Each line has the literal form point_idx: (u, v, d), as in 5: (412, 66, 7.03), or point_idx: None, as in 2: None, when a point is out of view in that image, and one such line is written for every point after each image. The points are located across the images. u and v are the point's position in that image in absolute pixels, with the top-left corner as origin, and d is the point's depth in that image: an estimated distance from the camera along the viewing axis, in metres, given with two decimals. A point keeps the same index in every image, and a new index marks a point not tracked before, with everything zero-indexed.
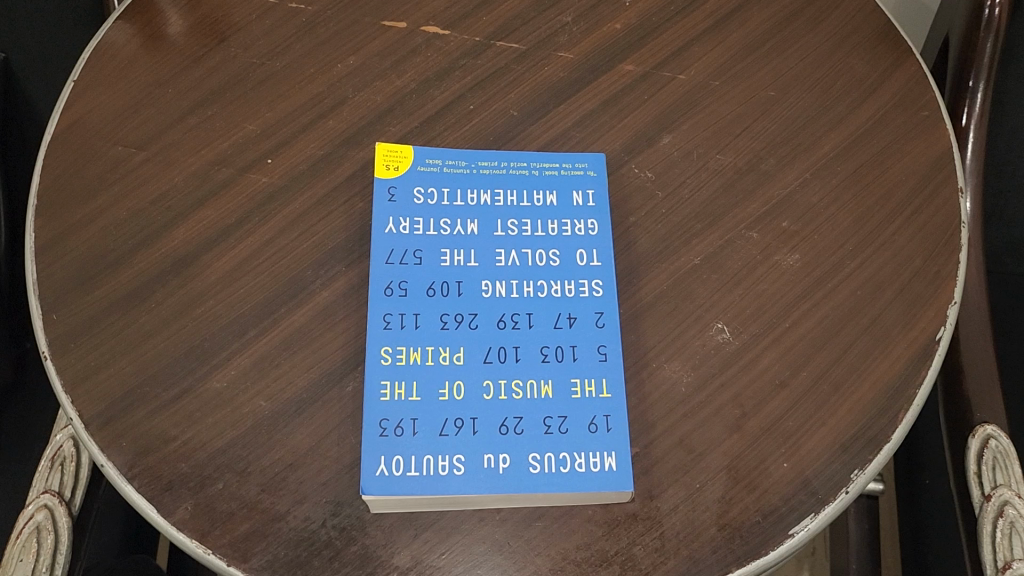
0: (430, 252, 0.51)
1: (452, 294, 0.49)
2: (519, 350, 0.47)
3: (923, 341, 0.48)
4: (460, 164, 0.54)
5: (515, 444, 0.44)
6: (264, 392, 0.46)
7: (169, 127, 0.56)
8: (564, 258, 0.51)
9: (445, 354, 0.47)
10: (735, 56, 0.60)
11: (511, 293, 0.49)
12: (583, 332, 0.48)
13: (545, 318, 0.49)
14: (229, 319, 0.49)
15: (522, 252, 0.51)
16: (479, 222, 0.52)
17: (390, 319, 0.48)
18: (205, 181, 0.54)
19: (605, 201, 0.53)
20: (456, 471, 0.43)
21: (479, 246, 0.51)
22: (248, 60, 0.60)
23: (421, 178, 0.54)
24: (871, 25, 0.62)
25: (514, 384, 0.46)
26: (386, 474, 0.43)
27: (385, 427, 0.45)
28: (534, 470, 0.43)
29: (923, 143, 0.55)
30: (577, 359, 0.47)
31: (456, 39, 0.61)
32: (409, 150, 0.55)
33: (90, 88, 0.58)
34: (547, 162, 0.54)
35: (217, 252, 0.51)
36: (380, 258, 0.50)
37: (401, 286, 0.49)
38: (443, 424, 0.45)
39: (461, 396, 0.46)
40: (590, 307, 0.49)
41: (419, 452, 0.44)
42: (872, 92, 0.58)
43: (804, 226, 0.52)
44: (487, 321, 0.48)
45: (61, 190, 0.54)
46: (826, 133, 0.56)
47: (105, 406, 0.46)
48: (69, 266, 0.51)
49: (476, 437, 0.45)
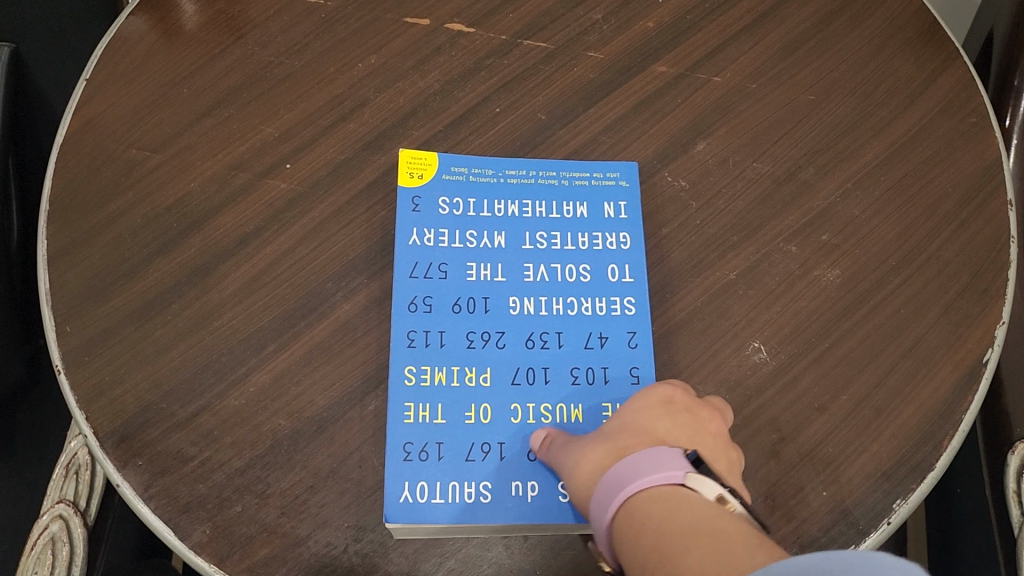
0: (456, 266, 0.49)
1: (479, 311, 0.47)
2: (549, 371, 0.46)
3: (969, 364, 0.46)
4: (487, 173, 0.52)
5: (543, 471, 0.43)
6: (283, 411, 0.45)
7: (185, 129, 0.54)
8: (595, 274, 0.49)
9: (471, 374, 0.46)
10: (773, 56, 0.57)
11: (540, 310, 0.48)
12: (615, 353, 0.46)
13: (575, 337, 0.47)
14: (247, 333, 0.47)
15: (552, 267, 0.49)
16: (507, 234, 0.50)
17: (415, 337, 0.46)
18: (222, 185, 0.52)
19: (638, 212, 0.51)
20: (482, 498, 0.42)
21: (507, 260, 0.49)
22: (266, 59, 0.58)
23: (447, 187, 0.52)
24: (917, 22, 0.59)
25: (543, 407, 0.45)
26: (410, 501, 0.42)
27: (409, 450, 0.43)
28: (563, 500, 0.42)
29: (970, 152, 0.53)
30: (609, 380, 0.45)
31: (482, 38, 0.58)
32: (434, 158, 0.53)
33: (103, 86, 0.56)
34: (577, 171, 0.52)
35: (234, 262, 0.50)
36: (404, 272, 0.48)
37: (427, 302, 0.48)
38: (469, 448, 0.44)
39: (488, 419, 0.44)
40: (623, 326, 0.47)
41: (444, 478, 0.43)
42: (917, 96, 0.55)
43: (845, 239, 0.50)
44: (515, 341, 0.47)
45: (74, 195, 0.52)
46: (869, 140, 0.53)
47: (121, 424, 0.45)
48: (82, 275, 0.49)
49: (504, 463, 0.43)
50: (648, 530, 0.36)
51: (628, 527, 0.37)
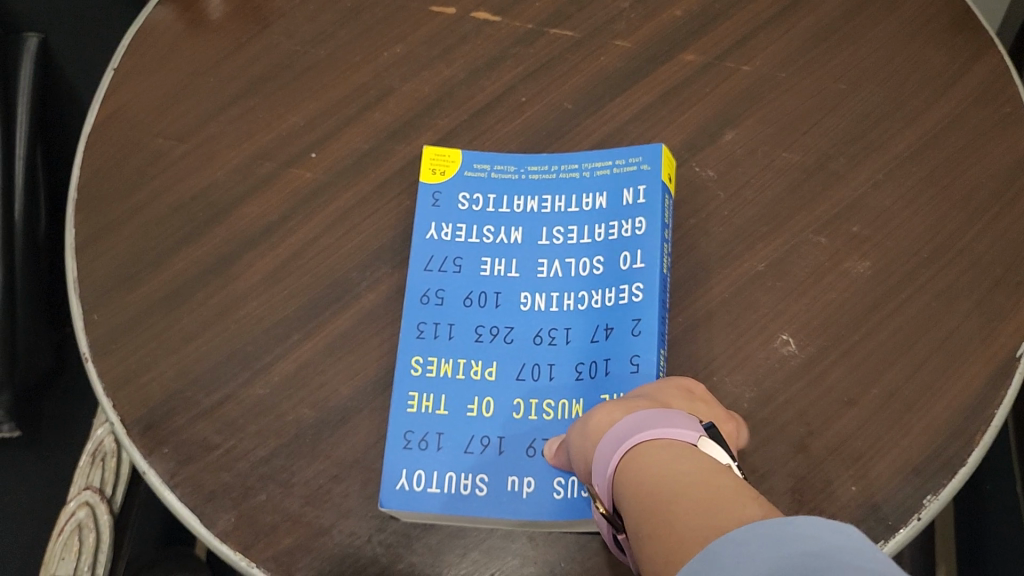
0: (470, 261, 0.48)
1: (490, 305, 0.47)
2: (554, 367, 0.45)
3: (1001, 360, 0.45)
4: (509, 168, 0.51)
5: (541, 466, 0.42)
6: (307, 400, 0.45)
7: (210, 118, 0.55)
8: (607, 265, 0.47)
9: (477, 368, 0.45)
10: (803, 45, 0.56)
11: (550, 305, 0.47)
12: (619, 345, 0.45)
13: (583, 332, 0.46)
14: (272, 322, 0.47)
15: (566, 262, 0.48)
16: (523, 230, 0.49)
17: (424, 329, 0.46)
18: (248, 175, 0.52)
19: (657, 197, 0.48)
20: (478, 491, 0.42)
21: (522, 256, 0.48)
22: (292, 48, 0.58)
23: (467, 184, 0.51)
24: (951, 9, 0.58)
25: (545, 403, 0.44)
26: (405, 489, 0.42)
27: (409, 439, 0.43)
28: (557, 496, 0.42)
29: (1006, 141, 0.51)
30: (611, 373, 0.44)
31: (508, 26, 0.58)
32: (457, 154, 0.52)
33: (130, 75, 0.56)
34: (600, 161, 0.50)
35: (259, 251, 0.50)
36: (419, 265, 0.48)
37: (439, 295, 0.47)
38: (469, 441, 0.43)
39: (490, 412, 0.44)
40: (629, 314, 0.45)
41: (441, 469, 0.43)
42: (950, 85, 0.54)
43: (875, 231, 0.49)
44: (523, 336, 0.46)
45: (101, 183, 0.52)
46: (901, 130, 0.52)
47: (147, 412, 0.45)
48: (109, 264, 0.50)
49: (501, 457, 0.43)
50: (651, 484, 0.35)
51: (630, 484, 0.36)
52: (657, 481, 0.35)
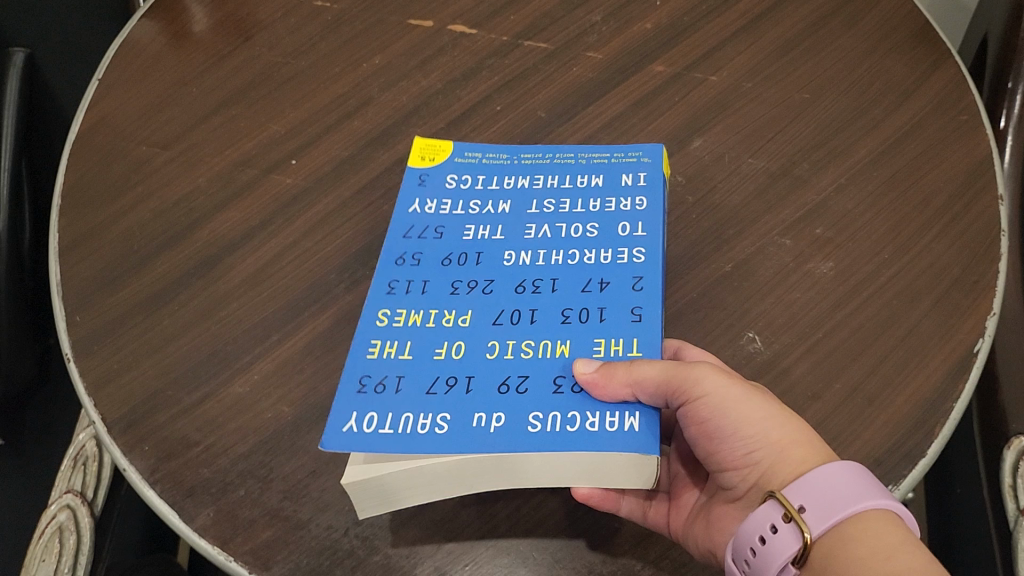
0: (453, 229, 0.49)
1: (469, 263, 0.47)
2: (536, 312, 0.44)
3: (962, 352, 0.45)
4: (501, 158, 0.53)
5: (512, 402, 0.40)
6: (286, 398, 0.45)
7: (193, 127, 0.57)
8: (603, 230, 0.48)
9: (449, 316, 0.45)
10: (767, 57, 0.59)
11: (536, 261, 0.47)
12: (615, 295, 0.44)
13: (572, 282, 0.45)
14: (252, 323, 0.48)
15: (556, 226, 0.49)
16: (513, 202, 0.50)
17: (395, 285, 0.47)
18: (230, 181, 0.54)
19: (658, 183, 0.50)
20: (437, 429, 0.40)
21: (509, 223, 0.49)
22: (273, 59, 0.61)
23: (458, 168, 0.52)
24: (908, 25, 0.60)
25: (523, 344, 0.43)
26: (354, 431, 0.40)
27: (365, 383, 0.42)
28: (533, 429, 0.39)
29: (960, 148, 0.53)
30: (605, 319, 0.43)
31: (483, 39, 0.61)
32: (449, 145, 0.54)
33: (114, 87, 0.59)
34: (597, 153, 0.52)
35: (241, 254, 0.51)
36: (399, 233, 0.49)
37: (415, 257, 0.48)
38: (433, 382, 0.42)
39: (459, 355, 0.43)
40: (628, 272, 0.45)
41: (398, 411, 0.41)
42: (908, 95, 0.56)
43: (838, 233, 0.50)
44: (503, 288, 0.46)
45: (85, 189, 0.54)
46: (862, 137, 0.54)
47: (128, 410, 0.46)
48: (92, 267, 0.51)
49: (470, 395, 0.41)
50: (886, 560, 0.36)
51: (854, 545, 0.36)
52: (893, 560, 0.36)
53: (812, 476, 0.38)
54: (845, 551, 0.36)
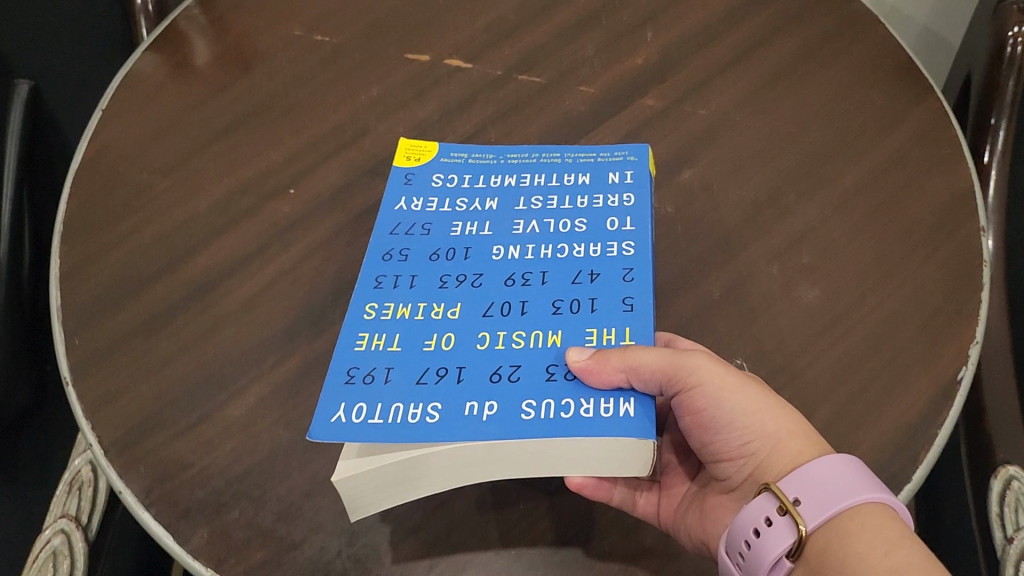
0: (441, 226, 0.51)
1: (458, 259, 0.49)
2: (527, 304, 0.46)
3: (945, 378, 0.46)
4: (487, 157, 0.55)
5: (504, 392, 0.41)
6: (282, 420, 0.46)
7: (194, 155, 0.58)
8: (591, 225, 0.50)
9: (438, 309, 0.46)
10: (754, 91, 0.60)
11: (525, 255, 0.49)
12: (607, 286, 0.46)
13: (562, 275, 0.47)
14: (248, 346, 0.49)
15: (544, 222, 0.50)
16: (500, 200, 0.52)
17: (383, 280, 0.48)
18: (229, 209, 0.55)
19: (644, 181, 0.52)
20: (429, 418, 0.40)
21: (497, 219, 0.51)
22: (273, 89, 0.62)
23: (443, 167, 0.55)
24: (890, 61, 0.62)
25: (513, 335, 0.44)
26: (342, 421, 0.40)
27: (352, 375, 0.42)
28: (527, 417, 0.40)
29: (942, 180, 0.55)
30: (597, 309, 0.45)
31: (478, 72, 0.62)
32: (433, 145, 0.57)
33: (117, 116, 0.61)
34: (583, 154, 0.55)
35: (238, 279, 0.52)
36: (386, 229, 0.51)
37: (402, 253, 0.49)
38: (422, 372, 0.42)
39: (449, 346, 0.44)
40: (619, 264, 0.47)
41: (386, 401, 0.41)
42: (892, 129, 0.58)
43: (823, 261, 0.51)
44: (491, 281, 0.47)
45: (87, 216, 0.55)
46: (847, 168, 0.56)
47: (125, 432, 0.46)
48: (93, 292, 0.52)
49: (460, 384, 0.42)
50: (883, 556, 0.38)
51: (851, 541, 0.38)
52: (888, 556, 0.38)
53: (808, 470, 0.40)
54: (839, 546, 0.38)
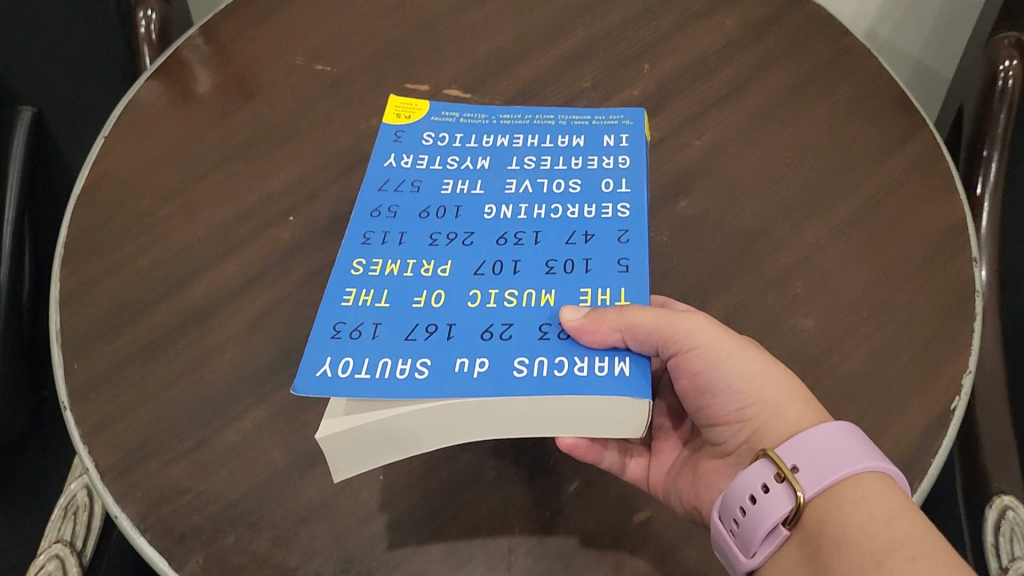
0: (432, 183, 0.52)
1: (448, 217, 0.50)
2: (519, 263, 0.46)
3: (939, 407, 0.46)
4: (479, 118, 0.58)
5: (495, 350, 0.42)
6: (279, 445, 0.46)
7: (195, 182, 0.59)
8: (584, 187, 0.51)
9: (427, 266, 0.47)
10: (750, 122, 0.61)
11: (517, 216, 0.49)
12: (601, 248, 0.47)
13: (556, 235, 0.48)
14: (246, 371, 0.49)
15: (536, 183, 0.51)
16: (492, 160, 0.53)
17: (371, 236, 0.49)
18: (229, 235, 0.56)
19: (639, 148, 0.53)
20: (418, 373, 0.40)
21: (489, 179, 0.52)
22: (274, 118, 0.63)
23: (433, 126, 0.57)
24: (884, 94, 0.63)
25: (505, 293, 0.45)
26: (327, 376, 0.40)
27: (339, 330, 0.43)
28: (519, 374, 0.40)
29: (935, 212, 0.55)
30: (591, 270, 0.45)
31: (478, 101, 0.63)
32: (424, 105, 0.59)
33: (119, 143, 0.61)
34: (578, 119, 0.56)
35: (237, 304, 0.52)
36: (374, 186, 0.52)
37: (391, 211, 0.50)
38: (411, 329, 0.43)
39: (439, 303, 0.44)
40: (614, 227, 0.48)
41: (374, 355, 0.41)
42: (885, 160, 0.59)
43: (817, 291, 0.52)
44: (483, 240, 0.48)
45: (87, 241, 0.56)
46: (841, 199, 0.56)
47: (121, 456, 0.46)
48: (93, 316, 0.52)
49: (451, 342, 0.42)
50: (885, 527, 0.38)
51: (851, 510, 0.39)
52: (888, 526, 0.38)
53: (807, 438, 0.41)
54: (839, 513, 0.39)
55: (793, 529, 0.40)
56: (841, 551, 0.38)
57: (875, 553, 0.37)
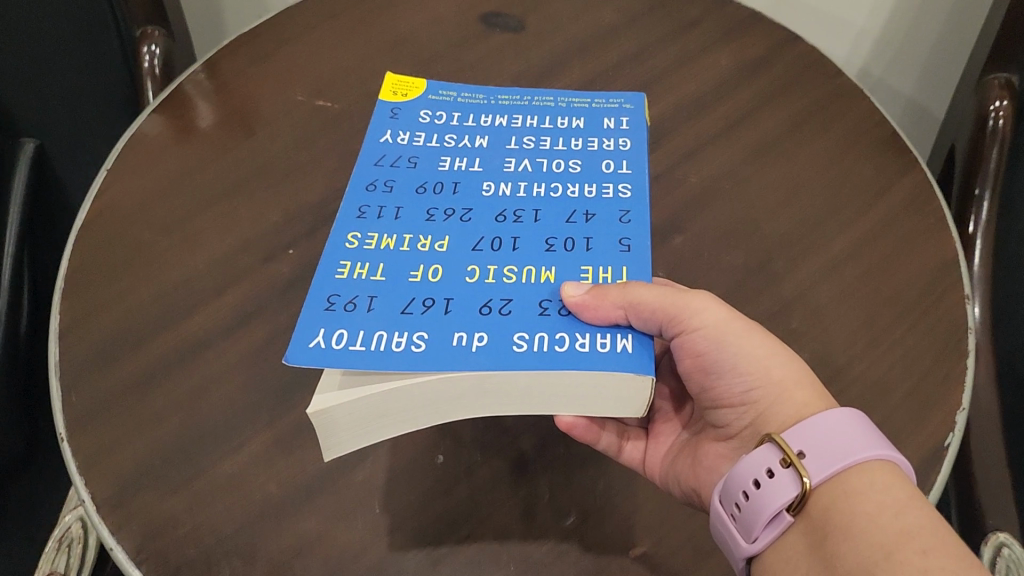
0: (429, 160, 0.54)
1: (446, 193, 0.51)
2: (518, 240, 0.47)
3: (933, 443, 0.46)
4: (477, 98, 0.60)
5: (493, 325, 0.42)
6: (275, 478, 0.47)
7: (196, 215, 0.59)
8: (584, 168, 0.52)
9: (424, 241, 0.47)
10: (745, 159, 0.62)
11: (516, 194, 0.51)
12: (603, 228, 0.48)
13: (555, 214, 0.49)
14: (244, 403, 0.50)
15: (535, 162, 0.53)
16: (490, 139, 0.55)
17: (366, 210, 0.50)
18: (228, 268, 0.56)
19: (640, 137, 0.55)
20: (414, 346, 0.40)
21: (488, 157, 0.54)
22: (275, 152, 0.64)
23: (431, 104, 0.59)
24: (876, 133, 0.64)
25: (503, 270, 0.45)
26: (321, 347, 0.40)
27: (333, 302, 0.43)
28: (520, 348, 0.41)
29: (928, 249, 0.56)
30: (591, 249, 0.47)
31: None
32: (420, 84, 0.61)
33: (121, 176, 0.62)
34: (577, 103, 0.58)
35: (236, 337, 0.53)
36: (371, 161, 0.54)
37: (388, 184, 0.52)
38: (407, 303, 0.43)
39: (435, 279, 0.45)
40: (615, 207, 0.49)
41: (370, 327, 0.41)
42: (878, 198, 0.59)
43: (811, 326, 0.52)
44: (481, 216, 0.49)
45: (88, 273, 0.56)
46: (834, 235, 0.57)
47: (117, 488, 0.46)
48: (92, 347, 0.52)
49: (447, 316, 0.42)
50: (895, 518, 0.38)
51: (860, 500, 0.39)
52: (897, 516, 0.38)
53: (811, 425, 0.41)
54: (849, 501, 0.39)
55: (797, 516, 0.40)
56: (849, 539, 0.38)
57: (884, 544, 0.37)
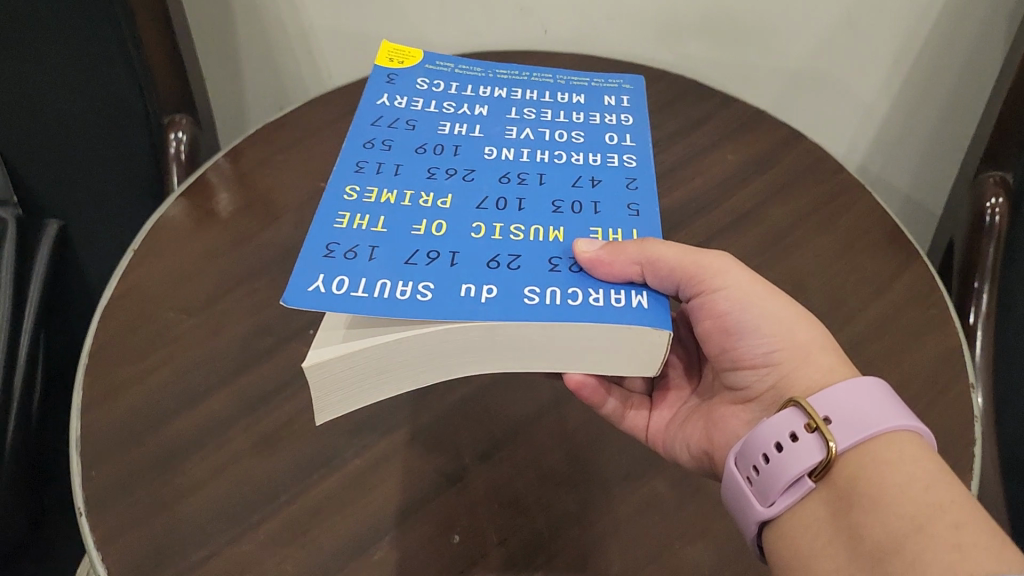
0: (429, 124, 0.56)
1: (446, 154, 0.54)
2: (523, 200, 0.50)
3: None
4: (475, 71, 0.63)
5: (499, 277, 0.44)
6: (291, 557, 0.47)
7: (218, 297, 0.61)
8: (586, 139, 0.56)
9: (425, 198, 0.50)
10: (752, 250, 0.64)
11: (520, 158, 0.54)
12: (608, 193, 0.51)
13: (561, 177, 0.52)
14: (262, 483, 0.50)
15: (536, 131, 0.57)
16: (490, 108, 0.59)
17: (365, 166, 0.52)
18: (249, 350, 0.57)
19: (641, 121, 0.59)
20: (420, 295, 0.42)
21: (487, 123, 0.57)
22: (297, 237, 0.65)
23: (427, 73, 0.62)
24: (879, 228, 0.66)
25: (508, 227, 0.48)
26: (321, 292, 0.41)
27: (333, 250, 0.45)
28: (533, 301, 0.43)
29: (932, 339, 0.58)
30: (600, 212, 0.50)
31: None
32: (417, 53, 0.64)
33: (147, 258, 0.64)
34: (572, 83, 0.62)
35: (256, 417, 0.54)
36: (368, 123, 0.56)
37: (388, 146, 0.54)
38: (411, 254, 0.45)
39: (439, 233, 0.47)
40: (621, 174, 0.53)
41: (373, 275, 0.43)
42: (882, 290, 0.61)
43: None
44: (483, 176, 0.52)
45: (111, 351, 0.57)
46: (840, 326, 0.58)
47: (134, 564, 0.46)
48: (113, 424, 0.53)
49: (453, 267, 0.44)
50: (925, 492, 0.40)
51: (890, 472, 0.41)
52: (926, 490, 0.40)
53: (834, 393, 0.44)
54: (880, 473, 0.41)
55: (819, 481, 0.43)
56: (879, 513, 0.40)
57: (913, 517, 0.39)
